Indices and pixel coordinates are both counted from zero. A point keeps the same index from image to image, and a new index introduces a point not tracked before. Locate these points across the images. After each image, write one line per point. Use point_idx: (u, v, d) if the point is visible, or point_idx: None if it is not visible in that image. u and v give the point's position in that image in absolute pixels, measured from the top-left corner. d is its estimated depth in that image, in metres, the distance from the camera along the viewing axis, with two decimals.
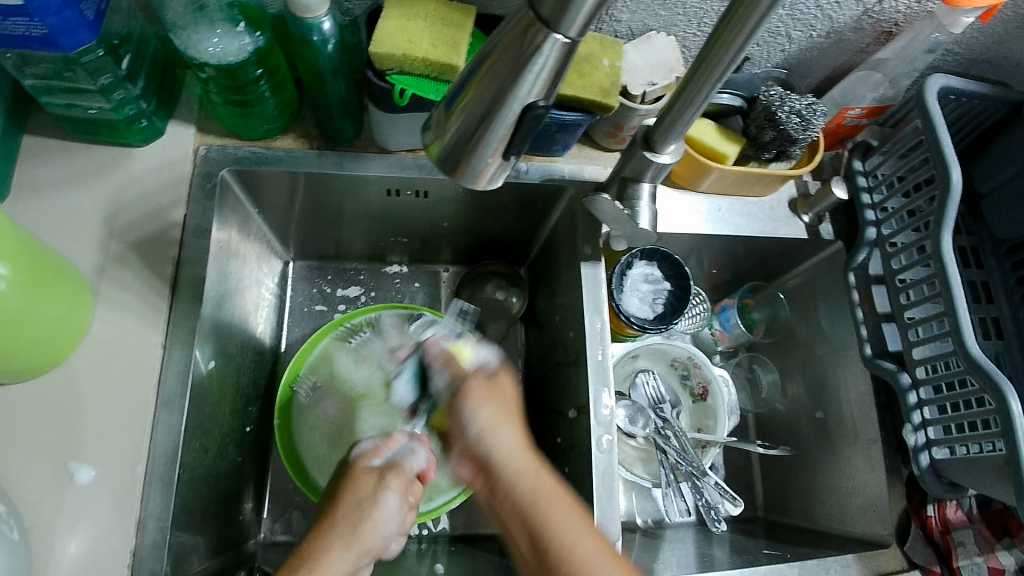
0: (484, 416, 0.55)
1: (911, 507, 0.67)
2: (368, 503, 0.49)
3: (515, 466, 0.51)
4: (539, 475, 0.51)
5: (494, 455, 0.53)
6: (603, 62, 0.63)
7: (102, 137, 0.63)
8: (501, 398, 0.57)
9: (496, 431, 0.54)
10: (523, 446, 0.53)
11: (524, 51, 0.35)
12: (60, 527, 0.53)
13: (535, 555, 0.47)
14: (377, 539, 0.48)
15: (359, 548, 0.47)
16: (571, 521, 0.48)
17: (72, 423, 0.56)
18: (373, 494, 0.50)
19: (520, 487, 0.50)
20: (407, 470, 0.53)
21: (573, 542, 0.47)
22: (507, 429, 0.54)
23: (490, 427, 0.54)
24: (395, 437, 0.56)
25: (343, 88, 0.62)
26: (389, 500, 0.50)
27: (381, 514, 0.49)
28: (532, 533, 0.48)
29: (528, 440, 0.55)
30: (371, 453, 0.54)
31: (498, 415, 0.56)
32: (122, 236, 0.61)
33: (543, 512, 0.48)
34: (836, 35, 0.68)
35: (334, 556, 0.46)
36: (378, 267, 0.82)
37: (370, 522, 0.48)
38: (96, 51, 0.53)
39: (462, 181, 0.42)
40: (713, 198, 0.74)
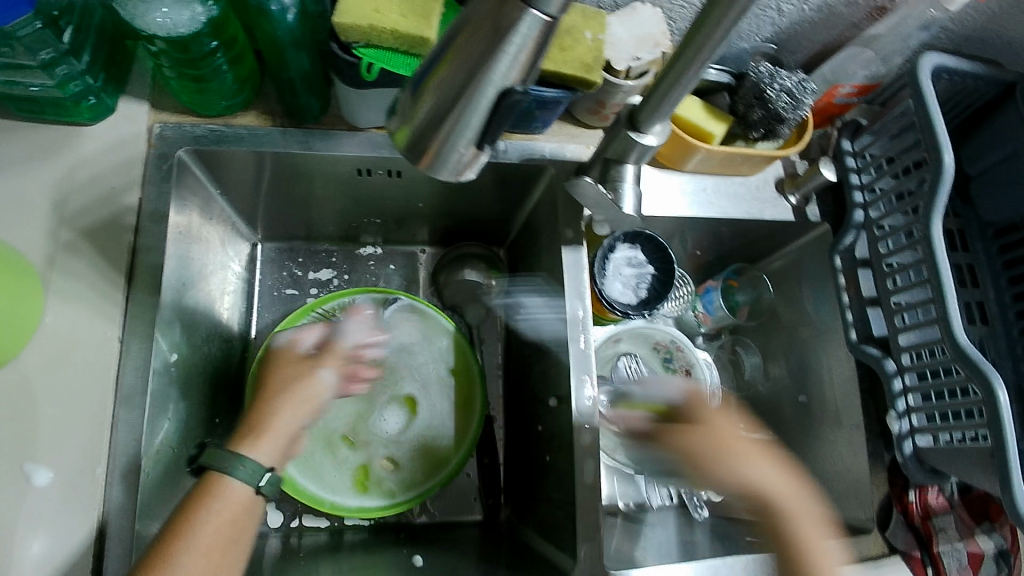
0: (727, 471, 0.55)
1: (892, 493, 0.67)
2: (303, 376, 0.60)
3: (769, 501, 0.55)
4: (795, 500, 0.55)
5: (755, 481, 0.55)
6: (586, 34, 0.59)
7: (48, 115, 0.59)
8: (735, 430, 0.58)
9: (747, 470, 0.55)
10: (783, 475, 0.56)
11: (501, 27, 0.32)
12: (17, 530, 0.50)
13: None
14: (321, 394, 0.60)
15: (301, 409, 0.58)
16: (820, 536, 0.54)
17: (26, 423, 0.53)
18: (307, 370, 0.61)
19: (783, 517, 0.54)
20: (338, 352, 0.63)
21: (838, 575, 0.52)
22: (758, 458, 0.56)
23: (752, 463, 0.55)
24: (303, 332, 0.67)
25: (306, 62, 0.58)
26: (323, 376, 0.60)
27: (319, 378, 0.60)
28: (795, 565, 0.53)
29: (777, 461, 0.57)
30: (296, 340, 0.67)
31: (745, 453, 0.56)
32: (72, 223, 0.57)
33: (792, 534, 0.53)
34: (828, 9, 0.65)
35: (284, 414, 0.57)
36: (351, 249, 0.79)
37: (307, 389, 0.59)
38: (34, 23, 0.49)
39: (432, 172, 0.38)
40: (697, 178, 0.71)
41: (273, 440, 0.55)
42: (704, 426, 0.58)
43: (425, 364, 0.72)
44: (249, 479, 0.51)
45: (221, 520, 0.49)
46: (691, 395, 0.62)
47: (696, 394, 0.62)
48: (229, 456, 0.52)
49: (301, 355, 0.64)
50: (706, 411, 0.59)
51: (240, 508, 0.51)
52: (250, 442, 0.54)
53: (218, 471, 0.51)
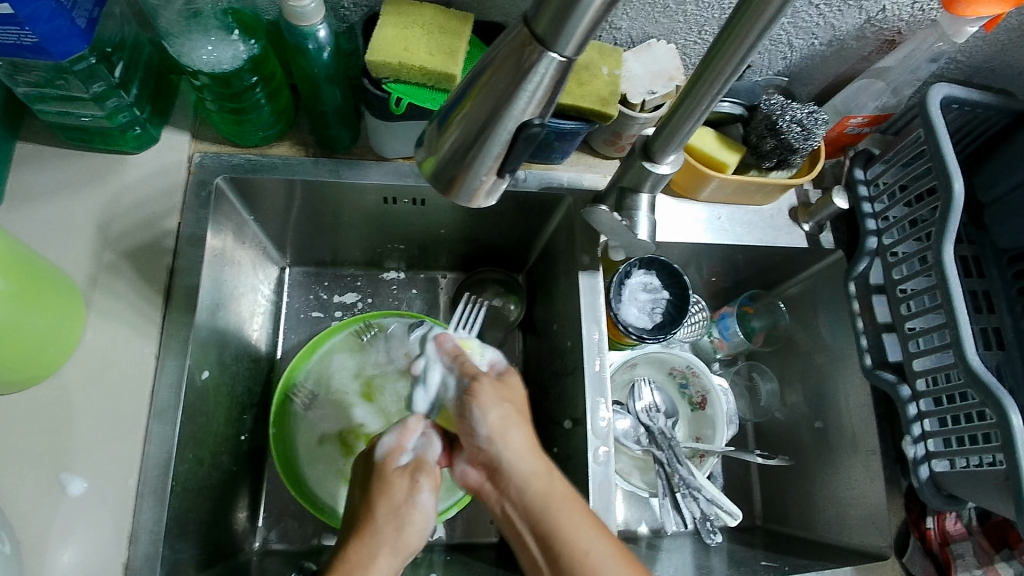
0: (493, 418, 0.54)
1: (909, 519, 0.69)
2: (406, 511, 0.50)
3: (536, 476, 0.52)
4: (549, 477, 0.52)
5: (501, 464, 0.53)
6: (602, 70, 0.62)
7: (96, 145, 0.63)
8: (515, 397, 0.56)
9: (506, 435, 0.53)
10: (532, 448, 0.53)
11: (522, 67, 0.34)
12: (52, 539, 0.52)
13: (548, 562, 0.49)
14: (418, 540, 0.50)
15: (404, 553, 0.49)
16: (584, 528, 0.49)
17: (63, 434, 0.55)
18: (407, 498, 0.51)
19: (532, 492, 0.51)
20: (432, 464, 0.54)
21: (585, 551, 0.47)
22: (515, 429, 0.54)
23: (499, 431, 0.53)
24: (409, 426, 0.55)
25: (339, 96, 0.61)
26: (425, 502, 0.51)
27: (419, 516, 0.50)
28: (544, 539, 0.49)
29: (536, 442, 0.54)
30: (395, 451, 0.54)
31: (507, 417, 0.54)
32: (114, 245, 0.61)
33: (554, 516, 0.49)
34: (838, 43, 0.67)
35: (382, 563, 0.48)
36: (375, 274, 0.81)
37: (411, 529, 0.50)
38: (88, 59, 0.53)
39: (457, 199, 0.40)
40: (712, 206, 0.73)
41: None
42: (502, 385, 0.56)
43: None
44: None
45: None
46: (506, 372, 0.59)
47: (509, 375, 0.59)
48: None
49: (402, 464, 0.53)
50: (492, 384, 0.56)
51: None
52: None
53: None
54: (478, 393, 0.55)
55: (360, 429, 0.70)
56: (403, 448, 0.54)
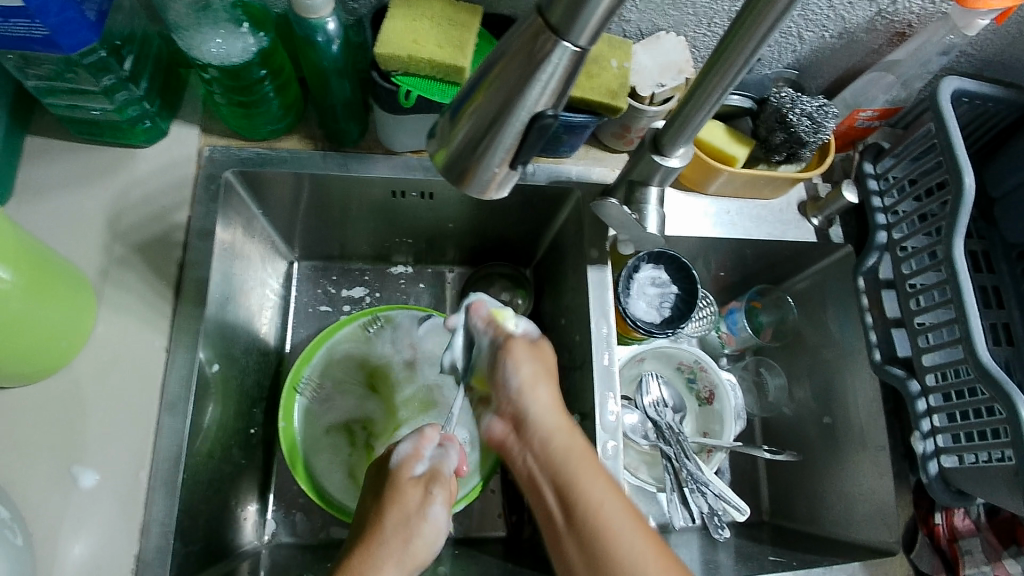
0: (525, 373, 0.54)
1: (917, 515, 0.68)
2: (415, 520, 0.50)
3: (561, 429, 0.51)
4: (571, 435, 0.51)
5: (528, 417, 0.53)
6: (611, 63, 0.61)
7: (106, 139, 0.63)
8: (546, 356, 0.56)
9: (534, 391, 0.53)
10: (557, 408, 0.53)
11: (534, 58, 0.34)
12: (63, 530, 0.53)
13: (562, 513, 0.47)
14: (427, 555, 0.49)
15: (412, 565, 0.48)
16: (600, 483, 0.48)
17: (74, 427, 0.56)
18: (419, 509, 0.50)
19: (557, 445, 0.50)
20: (447, 476, 0.53)
21: (599, 501, 0.46)
22: (545, 386, 0.54)
23: (528, 386, 0.54)
24: (426, 435, 0.56)
25: (348, 89, 0.61)
26: (437, 515, 0.50)
27: (429, 530, 0.50)
28: (560, 490, 0.48)
29: (563, 401, 0.54)
30: (411, 458, 0.54)
31: (537, 374, 0.55)
32: (124, 238, 0.61)
33: (573, 468, 0.48)
34: (849, 36, 0.67)
35: (386, 575, 0.47)
36: (382, 268, 0.81)
37: (420, 538, 0.49)
38: (99, 52, 0.53)
39: (469, 191, 0.40)
40: (721, 200, 0.73)
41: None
42: (534, 347, 0.56)
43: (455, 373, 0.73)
44: None
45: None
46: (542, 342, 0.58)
47: (546, 347, 0.57)
48: None
49: (416, 472, 0.53)
50: (522, 350, 0.55)
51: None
52: None
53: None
54: (511, 346, 0.55)
55: (365, 421, 0.70)
56: (417, 458, 0.54)
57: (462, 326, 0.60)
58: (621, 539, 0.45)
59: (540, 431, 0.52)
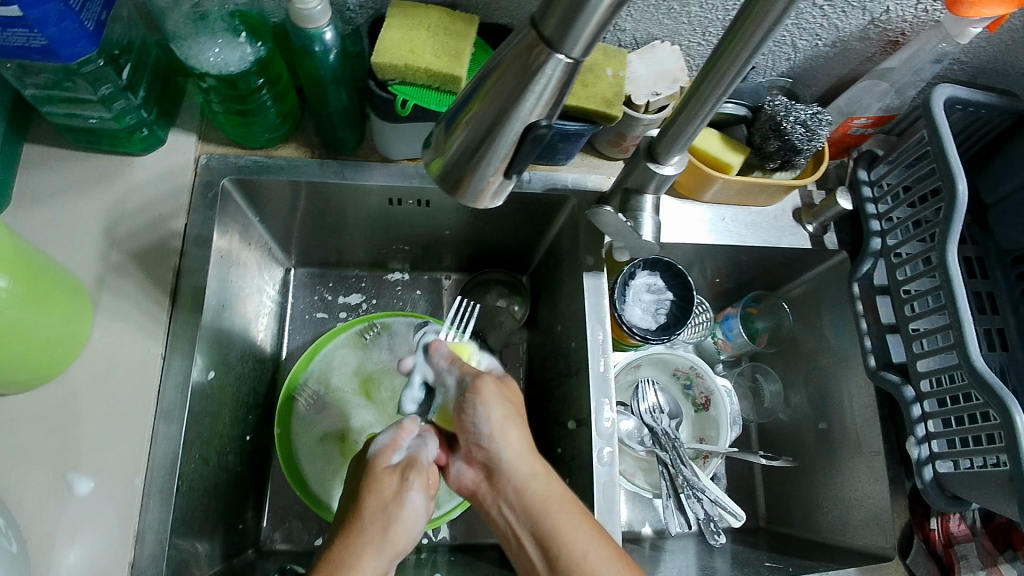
0: (495, 416, 0.54)
1: (914, 520, 0.68)
2: (394, 508, 0.50)
3: (535, 475, 0.53)
4: (546, 479, 0.53)
5: (500, 466, 0.53)
6: (607, 72, 0.62)
7: (103, 147, 0.63)
8: (514, 400, 0.57)
9: (506, 433, 0.54)
10: (530, 450, 0.54)
11: (528, 70, 0.34)
12: (59, 538, 0.53)
13: (546, 566, 0.50)
14: (406, 542, 0.50)
15: (391, 553, 0.49)
16: (581, 530, 0.50)
17: (70, 435, 0.56)
18: (398, 496, 0.51)
19: (535, 492, 0.52)
20: (426, 465, 0.54)
21: (582, 552, 0.49)
22: (517, 428, 0.55)
23: (500, 430, 0.54)
24: (405, 426, 0.56)
25: (344, 98, 0.62)
26: (414, 501, 0.51)
27: (408, 516, 0.50)
28: (542, 545, 0.50)
29: (532, 442, 0.55)
30: (389, 448, 0.55)
31: (507, 417, 0.55)
32: (121, 246, 0.61)
33: (551, 520, 0.50)
34: (843, 44, 0.67)
35: (367, 562, 0.47)
36: (379, 275, 0.82)
37: (401, 527, 0.50)
38: (96, 61, 0.54)
39: (464, 199, 0.41)
40: (716, 207, 0.74)
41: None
42: (505, 385, 0.58)
43: None
44: None
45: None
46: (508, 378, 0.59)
47: (511, 383, 0.58)
48: None
49: (393, 462, 0.54)
50: (492, 388, 0.55)
51: None
52: None
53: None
54: (478, 387, 0.55)
55: (361, 428, 0.70)
56: (395, 447, 0.55)
57: (422, 364, 0.59)
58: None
59: (515, 474, 0.53)
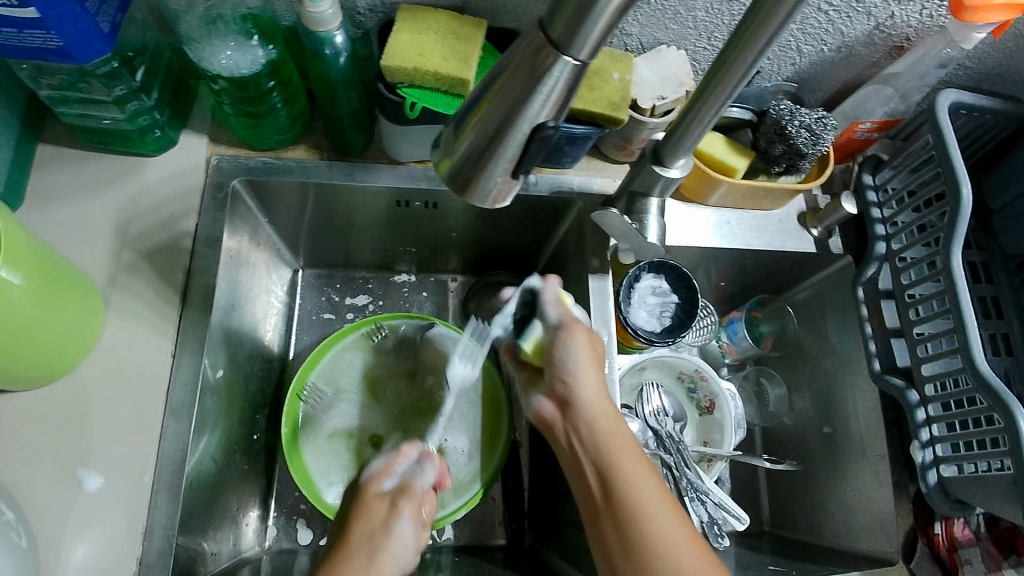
0: (578, 359, 0.58)
1: (917, 524, 0.69)
2: (381, 535, 0.51)
3: (605, 416, 0.55)
4: (615, 423, 0.55)
5: (576, 401, 0.56)
6: (613, 75, 0.62)
7: (116, 147, 0.64)
8: (599, 350, 0.60)
9: (585, 377, 0.57)
10: (605, 396, 0.57)
11: (536, 71, 0.35)
12: (68, 534, 0.53)
13: (601, 493, 0.51)
14: (394, 570, 0.50)
15: None
16: (641, 471, 0.51)
17: (81, 431, 0.56)
18: (385, 523, 0.52)
19: (605, 431, 0.54)
20: (417, 493, 0.55)
21: (635, 487, 0.50)
22: (595, 371, 0.58)
23: (581, 371, 0.57)
24: (402, 452, 0.58)
25: (354, 100, 0.62)
26: (404, 529, 0.52)
27: (395, 544, 0.51)
28: (602, 473, 0.52)
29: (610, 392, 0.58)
30: (382, 474, 0.56)
31: (591, 361, 0.59)
32: (133, 245, 0.62)
33: (613, 456, 0.52)
34: (847, 49, 0.68)
35: None
36: (386, 276, 0.82)
37: (388, 553, 0.50)
38: (111, 62, 0.55)
39: (472, 200, 0.41)
40: (721, 211, 0.74)
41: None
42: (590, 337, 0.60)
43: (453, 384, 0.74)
44: None
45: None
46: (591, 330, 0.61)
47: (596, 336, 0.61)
48: None
49: (384, 489, 0.55)
50: (580, 337, 0.59)
51: None
52: None
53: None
54: (573, 327, 0.59)
55: (367, 431, 0.71)
56: (387, 474, 0.56)
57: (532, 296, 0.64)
58: (656, 520, 0.48)
59: (589, 412, 0.56)
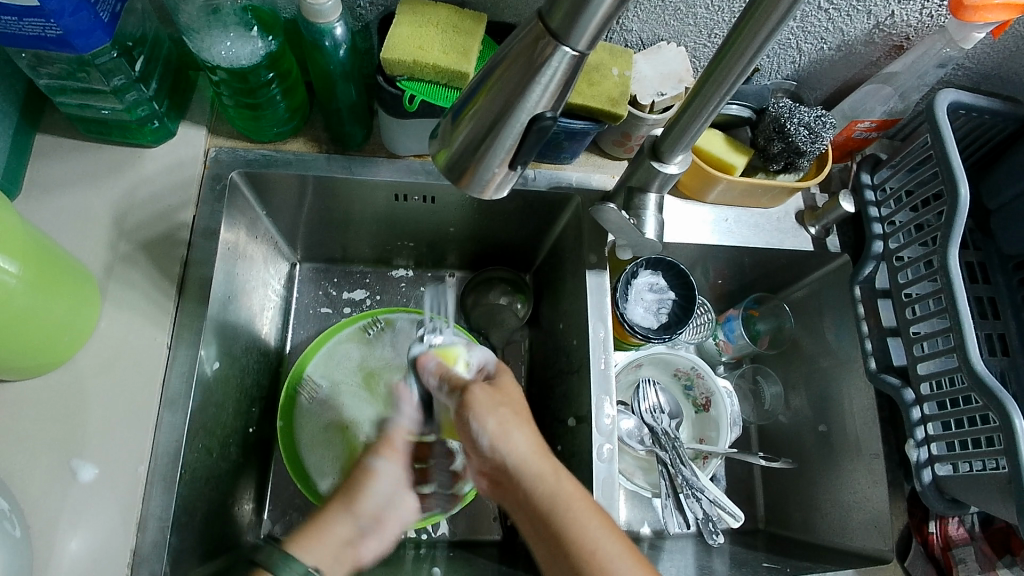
0: (492, 426, 0.53)
1: (912, 523, 0.69)
2: (361, 473, 0.55)
3: (542, 474, 0.51)
4: (556, 476, 0.51)
5: (508, 468, 0.52)
6: (612, 71, 0.62)
7: (114, 138, 0.64)
8: (520, 401, 0.56)
9: (507, 439, 0.52)
10: (538, 450, 0.53)
11: (535, 62, 0.35)
12: (62, 524, 0.53)
13: (556, 557, 0.49)
14: (374, 505, 0.54)
15: (358, 515, 0.53)
16: (595, 525, 0.49)
17: (76, 421, 0.56)
18: (368, 467, 0.55)
19: (546, 489, 0.50)
20: (399, 443, 0.57)
21: (594, 544, 0.48)
22: (523, 430, 0.54)
23: (500, 435, 0.52)
24: (380, 412, 0.61)
25: (353, 93, 0.62)
26: (384, 468, 0.56)
27: (376, 481, 0.55)
28: (553, 537, 0.49)
29: (540, 442, 0.54)
30: (370, 433, 0.59)
31: (510, 420, 0.54)
32: (130, 236, 0.62)
33: (562, 517, 0.49)
34: (847, 48, 0.68)
35: (337, 521, 0.52)
36: (384, 271, 0.82)
37: (370, 492, 0.54)
38: (110, 53, 0.55)
39: (469, 190, 0.41)
40: (719, 208, 0.74)
41: (325, 542, 0.50)
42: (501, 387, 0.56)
43: None
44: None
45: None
46: (499, 371, 0.61)
47: (504, 371, 0.61)
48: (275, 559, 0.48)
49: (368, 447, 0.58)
50: (482, 392, 0.55)
51: None
52: (300, 540, 0.50)
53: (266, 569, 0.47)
54: (468, 401, 0.54)
55: (363, 424, 0.70)
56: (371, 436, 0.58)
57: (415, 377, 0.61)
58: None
59: (523, 474, 0.51)
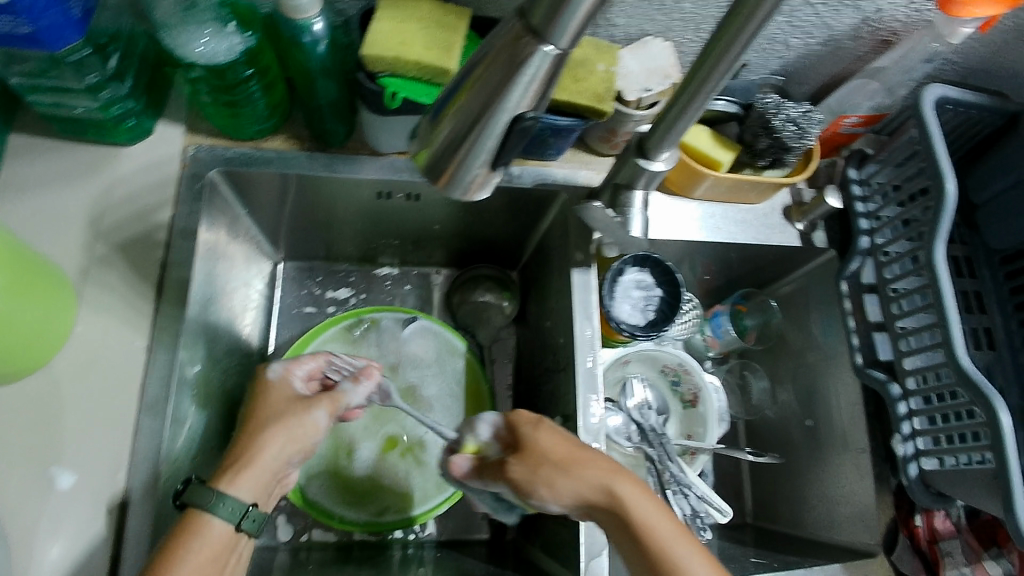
0: (555, 465, 0.51)
1: (898, 518, 0.67)
2: (296, 411, 0.54)
3: (614, 498, 0.49)
4: (643, 502, 0.49)
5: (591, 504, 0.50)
6: (598, 67, 0.61)
7: (89, 136, 0.63)
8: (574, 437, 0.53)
9: (579, 474, 0.50)
10: (610, 476, 0.50)
11: (515, 61, 0.34)
12: (40, 533, 0.52)
13: None
14: (309, 440, 0.55)
15: (292, 447, 0.53)
16: (688, 548, 0.47)
17: (54, 427, 0.55)
18: (297, 407, 0.55)
19: (626, 519, 0.48)
20: (339, 399, 0.58)
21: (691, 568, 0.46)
22: (584, 460, 0.51)
23: (567, 471, 0.50)
24: (304, 359, 0.60)
25: (334, 90, 0.61)
26: (319, 415, 0.56)
27: (310, 421, 0.55)
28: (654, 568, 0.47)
29: (614, 468, 0.51)
30: (289, 375, 0.58)
31: (571, 457, 0.51)
32: (107, 237, 0.61)
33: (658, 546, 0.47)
34: (833, 43, 0.68)
35: (269, 449, 0.52)
36: (368, 270, 0.81)
37: (300, 424, 0.54)
38: (81, 50, 0.53)
39: (449, 190, 0.40)
40: (706, 204, 0.74)
41: (256, 474, 0.50)
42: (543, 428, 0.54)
43: (434, 377, 0.74)
44: (230, 517, 0.47)
45: (197, 560, 0.46)
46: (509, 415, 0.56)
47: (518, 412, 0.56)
48: (211, 493, 0.48)
49: (297, 390, 0.57)
50: (531, 443, 0.53)
51: (220, 548, 0.47)
52: (228, 476, 0.50)
53: (198, 508, 0.47)
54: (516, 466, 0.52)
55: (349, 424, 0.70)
56: (288, 378, 0.57)
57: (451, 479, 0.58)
58: None
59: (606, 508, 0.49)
